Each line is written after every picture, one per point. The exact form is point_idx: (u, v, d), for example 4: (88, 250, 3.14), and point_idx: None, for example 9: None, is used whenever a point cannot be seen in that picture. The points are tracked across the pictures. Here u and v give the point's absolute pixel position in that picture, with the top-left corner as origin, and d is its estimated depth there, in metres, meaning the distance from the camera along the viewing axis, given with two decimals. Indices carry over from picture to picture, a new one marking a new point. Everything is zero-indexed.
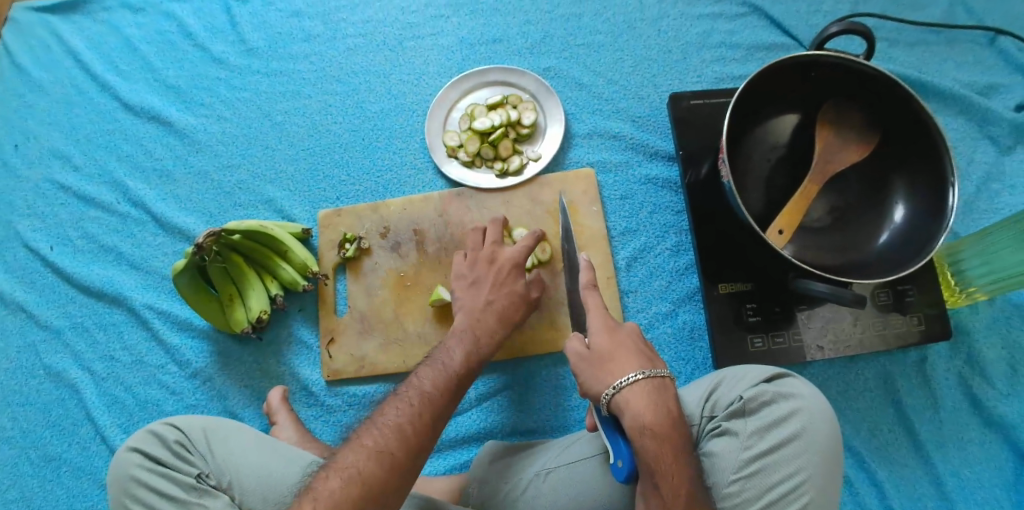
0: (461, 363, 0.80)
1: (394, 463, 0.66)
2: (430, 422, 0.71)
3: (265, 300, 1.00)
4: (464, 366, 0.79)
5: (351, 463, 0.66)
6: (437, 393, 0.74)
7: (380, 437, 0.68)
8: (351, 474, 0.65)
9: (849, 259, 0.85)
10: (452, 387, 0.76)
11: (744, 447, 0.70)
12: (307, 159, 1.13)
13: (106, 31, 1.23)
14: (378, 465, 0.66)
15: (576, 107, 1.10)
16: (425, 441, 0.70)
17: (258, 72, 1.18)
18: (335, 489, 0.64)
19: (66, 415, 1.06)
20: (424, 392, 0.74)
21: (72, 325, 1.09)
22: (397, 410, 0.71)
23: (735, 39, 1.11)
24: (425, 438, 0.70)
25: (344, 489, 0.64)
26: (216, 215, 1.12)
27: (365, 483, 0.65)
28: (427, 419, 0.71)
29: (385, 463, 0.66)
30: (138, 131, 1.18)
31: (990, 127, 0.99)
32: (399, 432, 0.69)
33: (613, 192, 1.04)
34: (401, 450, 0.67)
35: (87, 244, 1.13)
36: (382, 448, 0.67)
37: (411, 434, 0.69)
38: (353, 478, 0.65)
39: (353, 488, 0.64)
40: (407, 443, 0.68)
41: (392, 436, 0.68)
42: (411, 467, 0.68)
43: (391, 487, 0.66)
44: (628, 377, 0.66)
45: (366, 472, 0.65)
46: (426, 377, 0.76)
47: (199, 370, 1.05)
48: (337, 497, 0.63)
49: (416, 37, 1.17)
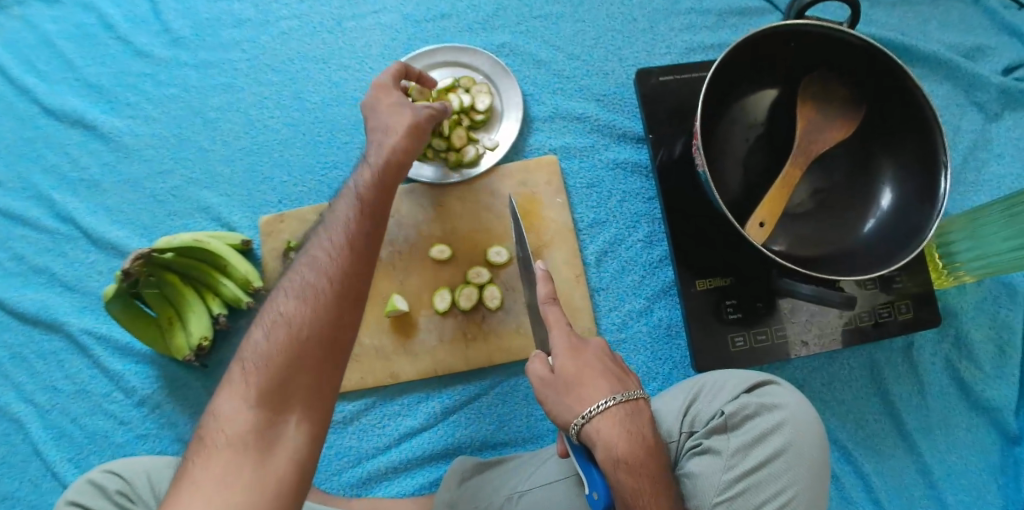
0: (370, 179, 0.69)
1: (317, 297, 0.61)
2: (351, 245, 0.64)
3: (206, 322, 0.91)
4: (377, 180, 0.69)
5: (273, 309, 0.61)
6: (354, 215, 0.66)
7: (298, 278, 0.63)
8: (276, 319, 0.61)
9: (836, 246, 0.79)
10: (373, 202, 0.68)
11: (727, 467, 0.64)
12: (245, 159, 1.02)
13: (21, 27, 1.09)
14: (302, 308, 0.61)
15: (535, 87, 1.01)
16: (350, 265, 0.63)
17: (187, 64, 1.06)
18: (258, 343, 0.60)
19: (11, 452, 0.97)
20: (336, 221, 0.66)
21: (9, 355, 1.00)
22: (313, 247, 0.65)
23: (706, 5, 1.02)
24: (347, 263, 0.63)
25: (271, 338, 0.59)
26: (152, 227, 1.02)
27: (291, 325, 0.60)
28: (343, 242, 0.64)
29: (309, 301, 0.61)
30: (62, 137, 1.06)
31: (976, 92, 0.92)
32: (315, 269, 0.63)
33: (579, 180, 0.96)
34: (323, 283, 0.62)
35: (17, 266, 1.02)
36: (304, 288, 0.62)
37: (330, 265, 0.63)
38: (278, 325, 0.60)
39: (279, 334, 0.59)
40: (328, 271, 0.62)
41: (310, 272, 0.62)
42: (345, 299, 0.62)
43: (325, 324, 0.60)
44: (599, 404, 0.60)
45: (291, 315, 0.60)
46: (338, 207, 0.68)
47: (146, 396, 0.97)
48: (261, 349, 0.59)
49: (357, 16, 1.05)
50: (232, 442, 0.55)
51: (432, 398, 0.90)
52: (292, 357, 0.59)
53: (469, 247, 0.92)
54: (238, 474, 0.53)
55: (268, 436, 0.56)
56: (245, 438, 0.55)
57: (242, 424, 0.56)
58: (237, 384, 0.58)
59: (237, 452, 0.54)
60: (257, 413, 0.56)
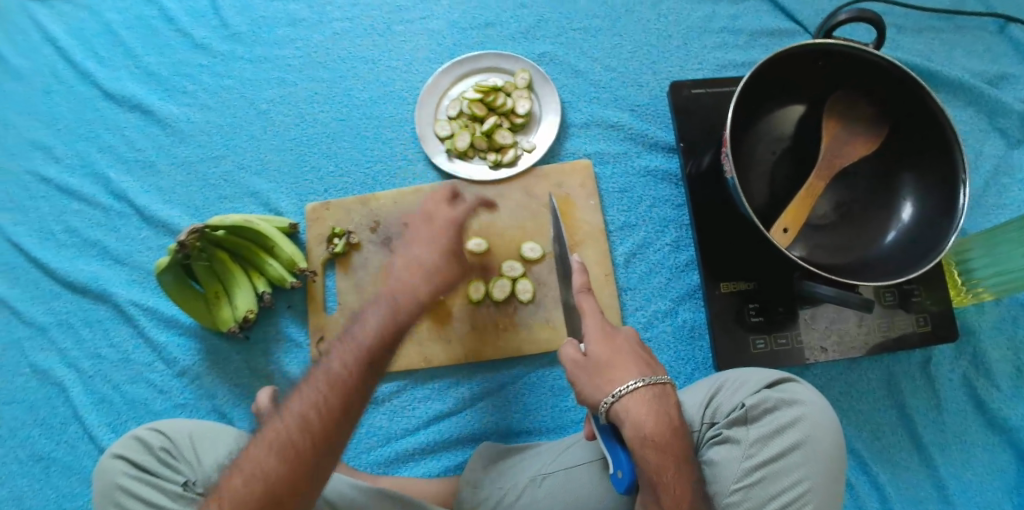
0: (378, 331, 0.69)
1: (321, 426, 0.63)
2: (363, 373, 0.66)
3: (252, 298, 0.96)
4: (390, 328, 0.70)
5: (278, 429, 0.63)
6: (353, 367, 0.66)
7: (280, 431, 0.63)
8: (279, 439, 0.63)
9: (856, 257, 0.82)
10: (377, 355, 0.68)
11: (746, 456, 0.68)
12: (293, 149, 1.08)
13: (85, 16, 1.17)
14: (281, 462, 0.61)
15: (573, 95, 1.06)
16: (335, 428, 0.64)
17: (242, 58, 1.13)
18: (260, 456, 0.62)
19: (53, 414, 1.03)
20: (333, 374, 0.66)
21: (57, 321, 1.06)
22: (302, 396, 0.65)
23: (739, 24, 1.06)
24: (333, 426, 0.63)
25: (246, 485, 0.61)
26: (202, 209, 1.08)
27: (268, 480, 0.61)
28: (335, 404, 0.64)
29: (288, 458, 0.62)
30: (120, 120, 1.13)
31: (1000, 119, 0.96)
32: (298, 425, 0.63)
33: (611, 185, 1.01)
34: (305, 442, 0.62)
35: (70, 238, 1.09)
36: (284, 443, 0.62)
37: (338, 393, 0.65)
38: (256, 472, 0.61)
39: (281, 457, 0.62)
40: (311, 434, 0.62)
41: (293, 428, 0.63)
42: (343, 426, 0.64)
43: (299, 477, 0.62)
44: (628, 384, 0.63)
45: (271, 467, 0.61)
46: (337, 353, 0.67)
47: (186, 368, 1.02)
48: (263, 464, 0.61)
49: (406, 21, 1.11)
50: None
51: (461, 384, 0.94)
52: (292, 480, 0.61)
53: (503, 244, 0.97)
54: None
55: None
56: None
57: None
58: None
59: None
60: None
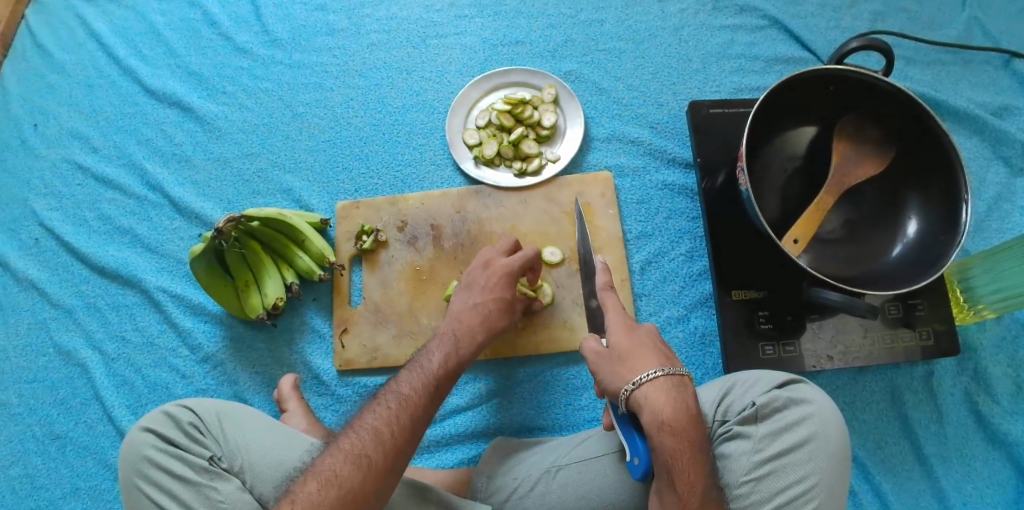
0: (443, 364, 0.80)
1: (392, 439, 0.70)
2: (428, 394, 0.76)
3: (281, 287, 1.00)
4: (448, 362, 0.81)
5: (353, 441, 0.70)
6: (420, 391, 0.76)
7: (356, 442, 0.70)
8: (354, 448, 0.69)
9: (864, 270, 0.86)
10: (439, 381, 0.78)
11: (755, 450, 0.71)
12: (327, 150, 1.14)
13: (131, 16, 1.24)
14: (355, 470, 0.68)
15: (596, 111, 1.11)
16: (404, 445, 0.71)
17: (282, 63, 1.19)
18: (336, 463, 0.68)
19: (73, 394, 1.06)
20: (404, 396, 0.74)
21: (85, 304, 1.10)
22: (376, 414, 0.73)
23: (755, 51, 1.12)
24: (402, 441, 0.71)
25: (321, 489, 0.66)
26: (235, 202, 1.13)
27: (342, 486, 0.66)
28: (405, 422, 0.72)
29: (362, 467, 0.68)
30: (159, 116, 1.19)
31: (1003, 147, 1.01)
32: (372, 438, 0.70)
33: (630, 196, 1.05)
34: (377, 453, 0.69)
35: (103, 225, 1.14)
36: (359, 453, 0.69)
37: (407, 410, 0.73)
38: (331, 476, 0.67)
39: (355, 463, 0.68)
40: (384, 445, 0.70)
41: (368, 440, 0.70)
42: (410, 440, 0.72)
43: (368, 484, 0.67)
44: (647, 373, 0.68)
45: (346, 473, 0.67)
46: (406, 380, 0.77)
47: (210, 354, 1.06)
48: (339, 470, 0.67)
49: (440, 36, 1.18)
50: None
51: (478, 379, 0.98)
52: (364, 485, 0.67)
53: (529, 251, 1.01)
54: None
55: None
56: None
57: None
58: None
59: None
60: None
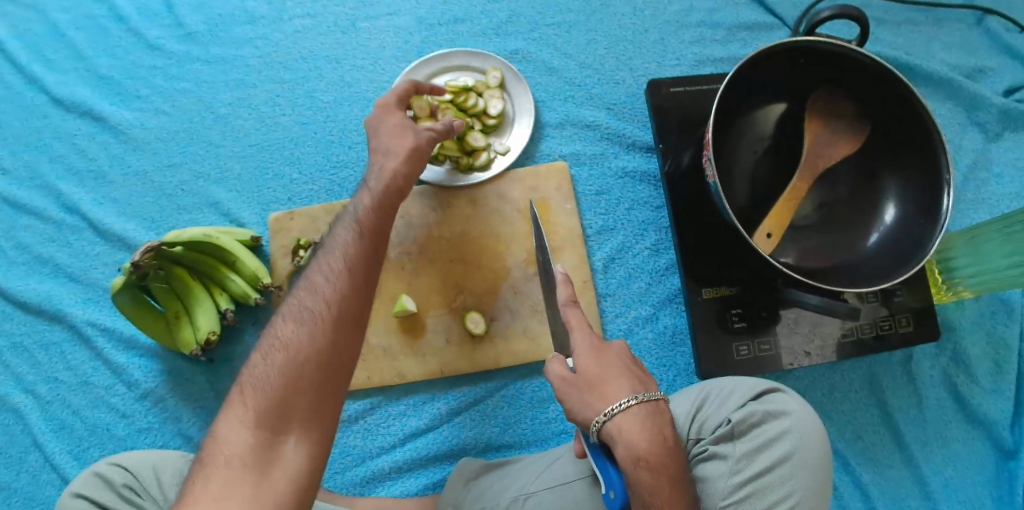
0: (376, 209, 0.71)
1: (333, 297, 0.62)
2: (367, 240, 0.67)
3: (214, 316, 0.91)
4: (375, 214, 0.70)
5: (295, 311, 0.62)
6: (355, 246, 0.66)
7: (297, 307, 0.62)
8: (297, 316, 0.62)
9: (841, 260, 0.80)
10: (372, 229, 0.69)
11: (733, 472, 0.67)
12: (256, 155, 1.03)
13: (33, 17, 1.09)
14: (306, 344, 0.60)
15: (547, 94, 1.02)
16: (352, 296, 0.63)
17: (199, 59, 1.06)
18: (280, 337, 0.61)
19: (11, 442, 0.97)
20: (342, 250, 0.66)
21: (11, 345, 0.99)
22: (315, 274, 0.65)
23: (716, 18, 1.03)
24: (349, 297, 0.63)
25: (272, 371, 0.59)
26: (160, 221, 1.02)
27: (289, 354, 0.59)
28: (345, 272, 0.64)
29: (307, 331, 0.60)
30: (70, 128, 1.06)
31: (978, 112, 0.95)
32: (312, 310, 0.62)
33: (588, 187, 0.97)
34: (321, 312, 0.61)
35: (20, 255, 1.02)
36: (301, 318, 0.61)
37: (347, 261, 0.65)
38: (282, 358, 0.59)
39: (300, 332, 0.60)
40: (327, 300, 0.62)
41: (310, 300, 0.62)
42: (357, 293, 0.63)
43: (326, 354, 0.60)
44: (620, 403, 0.62)
45: (296, 351, 0.59)
46: (342, 233, 0.68)
47: (149, 390, 0.97)
48: (282, 344, 0.60)
49: (371, 17, 1.06)
50: (232, 461, 0.55)
51: (438, 398, 0.91)
52: (317, 356, 0.60)
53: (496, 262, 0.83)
54: (239, 488, 0.53)
55: (269, 453, 0.55)
56: (252, 449, 0.55)
57: (258, 422, 0.57)
58: (237, 407, 0.57)
59: (235, 471, 0.54)
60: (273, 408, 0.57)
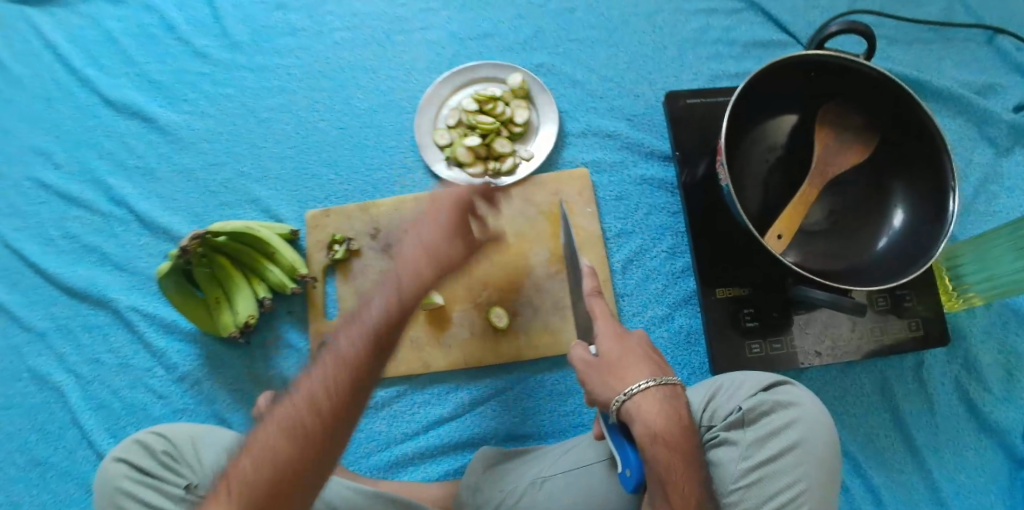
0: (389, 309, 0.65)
1: (326, 402, 0.60)
2: (376, 336, 0.64)
3: (252, 304, 0.97)
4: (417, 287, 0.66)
5: (286, 413, 0.60)
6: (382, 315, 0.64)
7: (294, 409, 0.60)
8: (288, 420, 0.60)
9: (848, 263, 0.84)
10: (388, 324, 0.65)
11: (744, 457, 0.70)
12: (294, 157, 1.10)
13: (87, 24, 1.18)
14: (312, 420, 0.60)
15: (570, 105, 1.07)
16: (350, 403, 0.62)
17: (243, 67, 1.14)
18: (268, 437, 0.59)
19: (51, 418, 1.03)
20: (351, 347, 0.63)
21: (57, 327, 1.06)
22: (319, 374, 0.62)
23: (732, 36, 1.08)
24: (344, 405, 0.61)
25: (273, 443, 0.59)
26: (203, 216, 1.09)
27: (275, 463, 0.58)
28: (349, 379, 0.62)
29: (297, 439, 0.59)
30: (121, 128, 1.14)
31: (988, 127, 0.98)
32: (325, 387, 0.61)
33: (608, 193, 1.02)
34: (314, 421, 0.60)
35: (70, 244, 1.09)
36: (294, 424, 0.59)
37: (354, 357, 0.62)
38: (285, 431, 0.59)
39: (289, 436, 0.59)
40: (325, 409, 0.60)
41: (308, 405, 0.60)
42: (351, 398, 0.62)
43: (306, 462, 0.59)
44: (639, 384, 0.66)
45: (300, 425, 0.59)
46: (353, 327, 0.64)
47: (185, 373, 1.03)
48: (268, 446, 0.58)
49: (406, 32, 1.13)
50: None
51: (460, 389, 0.95)
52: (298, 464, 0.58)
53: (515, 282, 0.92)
54: None
55: None
56: None
57: None
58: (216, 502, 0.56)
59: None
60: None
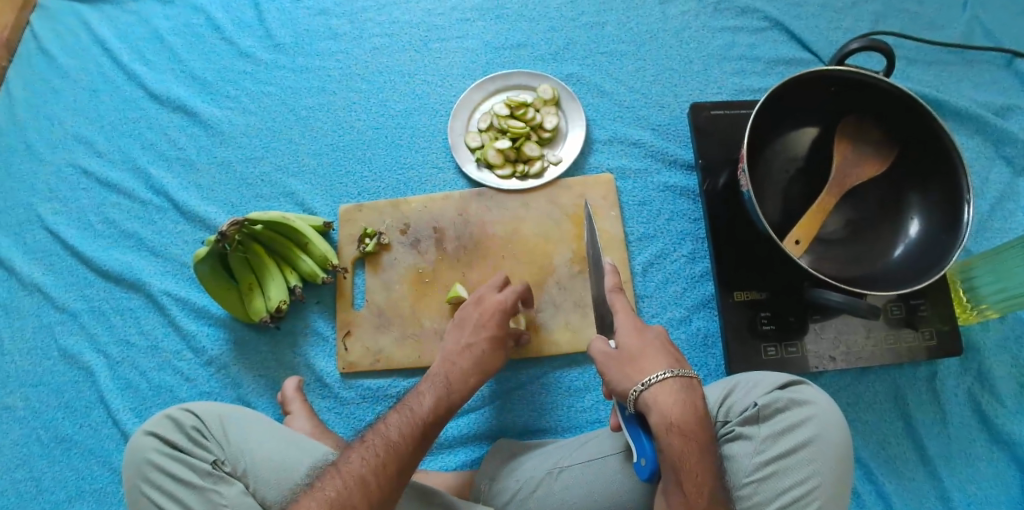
0: (454, 389, 0.82)
1: (403, 438, 0.73)
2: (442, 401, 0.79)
3: (284, 291, 1.01)
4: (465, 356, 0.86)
5: (373, 442, 0.72)
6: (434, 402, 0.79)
7: (380, 442, 0.72)
8: (371, 446, 0.72)
9: (865, 271, 0.86)
10: (454, 392, 0.81)
11: (757, 452, 0.72)
12: (330, 154, 1.14)
13: (136, 22, 1.25)
14: (377, 472, 0.70)
15: (597, 113, 1.11)
16: (421, 445, 0.74)
17: (284, 68, 1.20)
18: (355, 462, 0.70)
19: (78, 397, 1.07)
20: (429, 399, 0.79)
21: (89, 308, 1.11)
22: (400, 416, 0.76)
23: (756, 52, 1.12)
24: (417, 446, 0.74)
25: (343, 490, 0.68)
26: (238, 207, 1.14)
27: (364, 484, 0.68)
28: (423, 424, 0.76)
29: (381, 467, 0.70)
30: (162, 120, 1.20)
31: (1006, 147, 1.00)
32: (387, 444, 0.72)
33: (631, 198, 1.06)
34: (394, 454, 0.71)
35: (109, 229, 1.14)
36: (379, 454, 0.71)
37: (428, 405, 0.78)
38: (353, 481, 0.69)
39: (373, 459, 0.70)
40: (403, 445, 0.73)
41: (391, 440, 0.73)
42: (419, 440, 0.74)
43: (385, 486, 0.69)
44: (657, 374, 0.69)
45: (367, 475, 0.69)
46: (429, 382, 0.82)
47: (213, 357, 1.06)
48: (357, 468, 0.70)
49: (441, 39, 1.19)
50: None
51: None
52: (378, 487, 0.69)
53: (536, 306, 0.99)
54: None
55: None
56: None
57: None
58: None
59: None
60: None
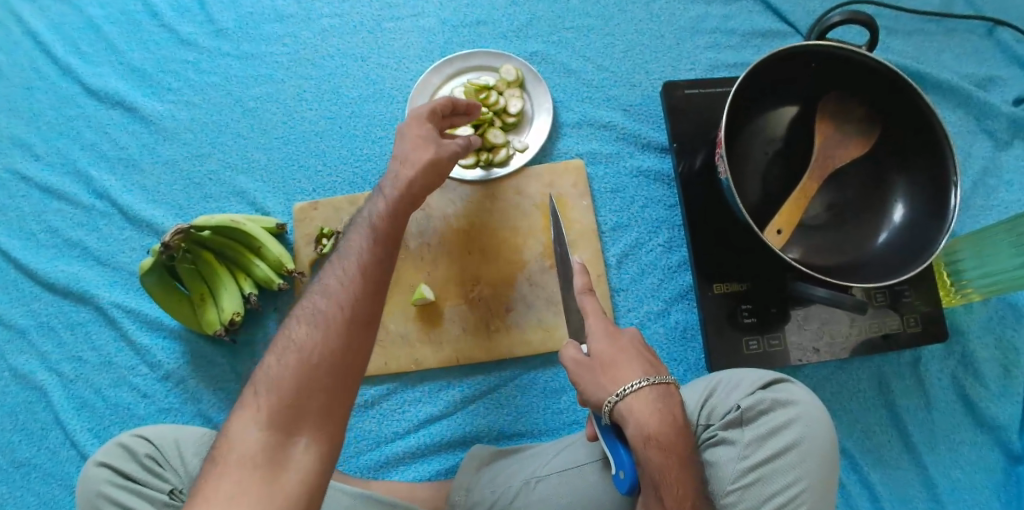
0: (378, 228, 0.68)
1: (329, 324, 0.61)
2: (366, 273, 0.64)
3: (238, 300, 0.94)
4: (390, 216, 0.70)
5: (292, 336, 0.61)
6: (367, 259, 0.65)
7: (302, 339, 0.61)
8: (290, 345, 0.61)
9: (849, 259, 0.82)
10: (387, 235, 0.68)
11: (742, 457, 0.69)
12: (282, 147, 1.06)
13: (68, 10, 1.14)
14: (306, 376, 0.59)
15: (565, 95, 1.05)
16: (353, 315, 0.62)
17: (228, 55, 1.11)
18: (279, 364, 0.60)
19: (32, 419, 1.00)
20: (353, 271, 0.64)
21: (37, 324, 1.03)
22: (323, 297, 0.63)
23: (730, 25, 1.06)
24: (350, 319, 0.62)
25: (269, 403, 0.58)
26: (187, 209, 1.06)
27: (293, 389, 0.58)
28: (352, 303, 0.62)
29: (309, 365, 0.59)
30: (102, 117, 1.10)
31: (988, 120, 0.97)
32: (310, 341, 0.60)
33: (603, 185, 1.00)
34: (324, 348, 0.60)
35: (52, 238, 1.06)
36: (305, 352, 0.60)
37: (356, 281, 0.63)
38: (281, 391, 0.58)
39: (291, 357, 0.60)
40: (328, 335, 0.60)
41: (316, 331, 0.61)
42: (355, 324, 0.62)
43: (327, 380, 0.60)
44: (632, 384, 0.65)
45: (294, 382, 0.59)
46: (354, 246, 0.67)
47: (171, 371, 1.00)
48: (274, 372, 0.59)
49: (396, 18, 1.10)
50: (243, 463, 0.56)
51: (453, 386, 0.93)
52: (308, 385, 0.59)
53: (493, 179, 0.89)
54: (247, 492, 0.54)
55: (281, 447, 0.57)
56: (256, 458, 0.56)
57: (254, 449, 0.56)
58: (248, 411, 0.58)
59: (247, 472, 0.55)
60: (268, 437, 0.57)
